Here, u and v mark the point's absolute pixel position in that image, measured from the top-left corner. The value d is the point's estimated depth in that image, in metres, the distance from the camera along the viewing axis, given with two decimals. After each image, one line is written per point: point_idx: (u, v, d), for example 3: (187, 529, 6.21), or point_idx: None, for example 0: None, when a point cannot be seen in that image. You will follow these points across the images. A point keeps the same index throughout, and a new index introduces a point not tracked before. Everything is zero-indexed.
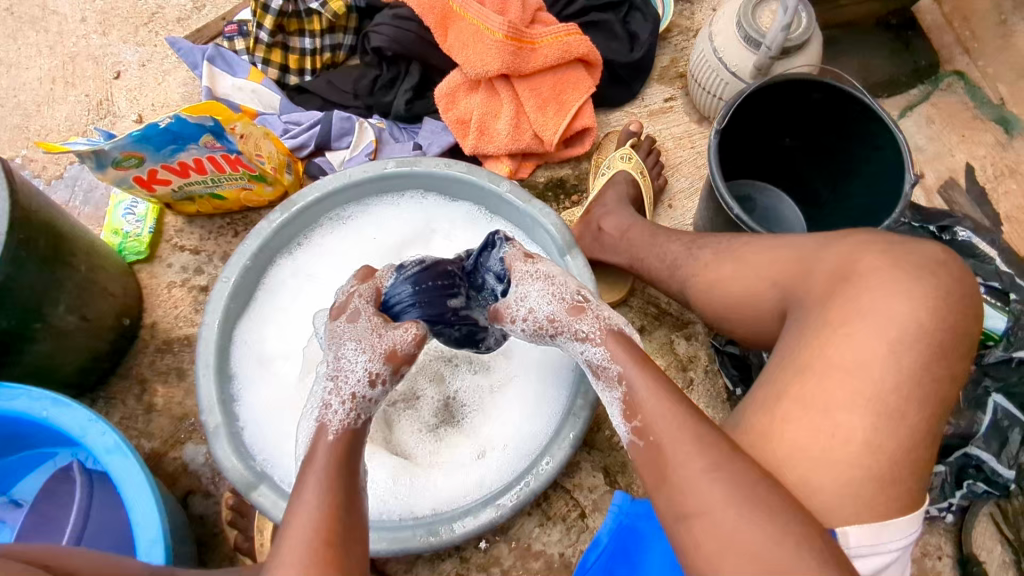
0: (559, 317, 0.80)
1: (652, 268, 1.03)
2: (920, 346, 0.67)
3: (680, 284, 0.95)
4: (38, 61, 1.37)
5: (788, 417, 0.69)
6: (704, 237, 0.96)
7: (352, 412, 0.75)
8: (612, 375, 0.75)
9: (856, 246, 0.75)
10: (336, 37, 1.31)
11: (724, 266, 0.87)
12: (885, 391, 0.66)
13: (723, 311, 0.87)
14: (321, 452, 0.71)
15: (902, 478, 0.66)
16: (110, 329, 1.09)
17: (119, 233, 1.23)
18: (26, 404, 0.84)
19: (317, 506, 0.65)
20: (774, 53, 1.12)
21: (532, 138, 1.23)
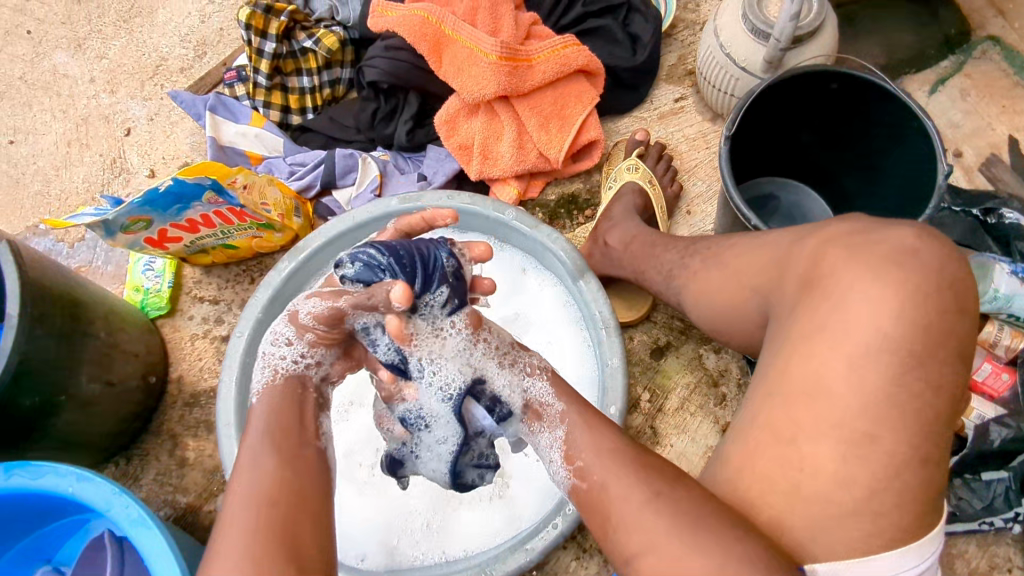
0: (514, 350, 0.83)
1: (653, 282, 0.97)
2: (885, 359, 0.61)
3: (676, 296, 0.90)
4: (53, 125, 1.40)
5: (761, 449, 0.64)
6: (697, 243, 0.91)
7: (274, 376, 0.77)
8: (553, 413, 0.76)
9: (823, 242, 0.68)
10: (333, 72, 1.30)
11: (717, 275, 0.82)
12: (850, 417, 0.60)
13: (713, 321, 0.82)
14: (255, 416, 0.72)
15: (885, 510, 0.60)
16: (137, 388, 1.10)
17: (140, 290, 1.25)
18: (53, 480, 0.86)
19: (252, 468, 0.66)
20: (785, 45, 1.05)
21: (537, 157, 1.20)
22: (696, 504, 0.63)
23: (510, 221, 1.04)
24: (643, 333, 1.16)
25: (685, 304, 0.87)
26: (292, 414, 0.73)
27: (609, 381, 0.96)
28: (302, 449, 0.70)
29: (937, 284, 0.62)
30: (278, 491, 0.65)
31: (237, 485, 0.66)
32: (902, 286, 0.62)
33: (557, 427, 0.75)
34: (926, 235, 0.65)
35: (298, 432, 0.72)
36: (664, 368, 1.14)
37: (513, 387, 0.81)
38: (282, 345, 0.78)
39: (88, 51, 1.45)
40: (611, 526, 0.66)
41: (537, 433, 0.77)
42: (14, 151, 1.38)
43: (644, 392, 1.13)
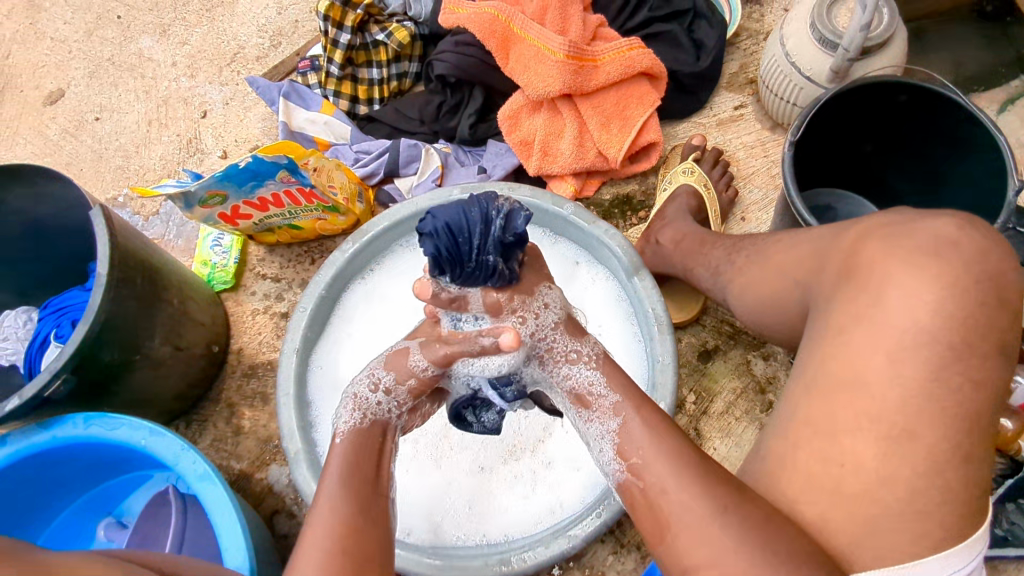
0: (554, 336, 0.83)
1: (701, 279, 0.98)
2: (923, 352, 0.61)
3: (721, 293, 0.91)
4: (136, 105, 1.48)
5: (806, 442, 0.64)
6: (745, 241, 0.92)
7: (362, 418, 0.80)
8: (607, 405, 0.77)
9: (860, 236, 0.69)
10: (401, 65, 1.35)
11: (757, 270, 0.83)
12: (887, 411, 0.61)
13: (759, 318, 0.83)
14: (336, 454, 0.76)
15: (926, 508, 0.59)
16: (201, 355, 1.16)
17: (207, 264, 1.31)
18: (127, 432, 0.92)
19: (332, 498, 0.70)
20: (853, 55, 1.05)
21: (596, 156, 1.22)
22: (735, 497, 0.63)
23: (569, 216, 1.07)
24: (691, 335, 1.18)
25: (730, 300, 0.88)
26: (371, 461, 0.76)
27: (659, 376, 0.96)
28: (374, 499, 0.72)
29: (978, 277, 0.62)
30: (352, 545, 0.67)
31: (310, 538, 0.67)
32: (957, 285, 0.62)
33: (614, 415, 0.75)
34: (969, 228, 0.65)
35: (375, 484, 0.74)
36: (711, 371, 1.15)
37: (560, 376, 0.82)
38: (372, 389, 0.82)
39: (172, 37, 1.53)
40: (661, 517, 0.66)
41: (587, 422, 0.78)
42: (99, 127, 1.47)
43: (690, 393, 1.14)
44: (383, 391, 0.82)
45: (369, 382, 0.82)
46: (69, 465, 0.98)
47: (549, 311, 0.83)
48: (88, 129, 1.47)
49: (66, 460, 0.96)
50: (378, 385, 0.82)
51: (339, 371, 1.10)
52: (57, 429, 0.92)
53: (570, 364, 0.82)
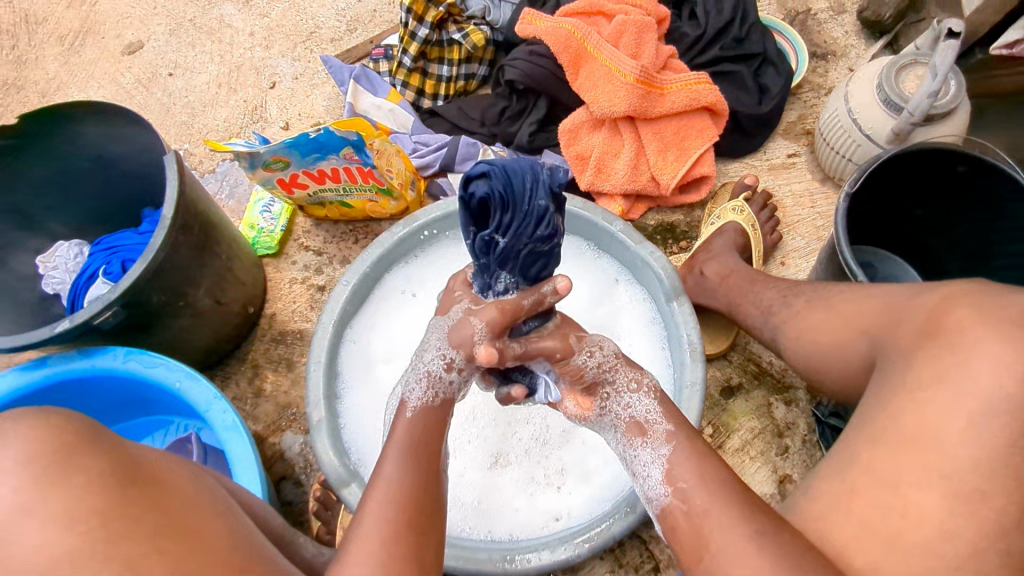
0: (615, 365, 0.85)
1: (747, 314, 1.03)
2: (1005, 419, 0.60)
3: (771, 332, 0.97)
4: (208, 66, 1.53)
5: (863, 491, 0.65)
6: (801, 285, 0.97)
7: (432, 398, 0.81)
8: (659, 433, 0.77)
9: (946, 298, 0.70)
10: (471, 66, 1.39)
11: (816, 314, 0.89)
12: (958, 470, 0.61)
13: (815, 357, 0.87)
14: (403, 427, 0.78)
15: (987, 570, 0.58)
16: (237, 315, 1.18)
17: (255, 228, 1.34)
18: (164, 373, 0.94)
19: (399, 466, 0.72)
20: (917, 120, 1.08)
21: (649, 180, 1.24)
22: (789, 532, 0.64)
23: (616, 233, 1.09)
24: (717, 369, 1.19)
25: (784, 340, 0.93)
26: (431, 438, 0.78)
27: (685, 402, 0.96)
28: (434, 475, 0.73)
29: None
30: (412, 514, 0.68)
31: (376, 500, 0.68)
32: None
33: (660, 441, 0.76)
34: None
35: (436, 454, 0.76)
36: (731, 408, 1.16)
37: (615, 403, 0.83)
38: (445, 368, 0.83)
39: (254, 8, 1.58)
40: (712, 541, 0.66)
41: (638, 449, 0.78)
42: (171, 82, 1.51)
43: (708, 427, 1.15)
44: (455, 369, 0.83)
45: (442, 362, 0.83)
46: (101, 395, 1.00)
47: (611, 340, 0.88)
48: (160, 83, 1.51)
49: (100, 390, 0.99)
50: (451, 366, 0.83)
51: (370, 349, 1.11)
52: (97, 359, 0.95)
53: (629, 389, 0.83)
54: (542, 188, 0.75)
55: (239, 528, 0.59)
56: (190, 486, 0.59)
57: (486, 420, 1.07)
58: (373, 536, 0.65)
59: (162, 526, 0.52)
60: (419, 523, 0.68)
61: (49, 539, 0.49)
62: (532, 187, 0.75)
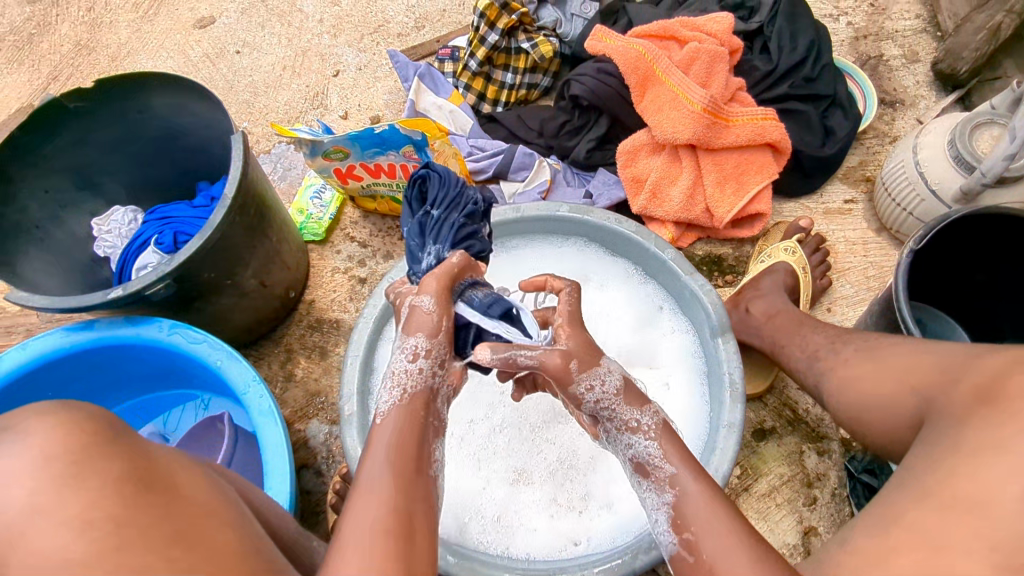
0: (614, 404, 0.77)
1: (791, 358, 1.02)
2: None
3: (815, 378, 0.95)
4: (276, 48, 1.54)
5: (902, 548, 0.59)
6: (850, 334, 0.96)
7: (401, 395, 0.72)
8: (662, 477, 0.72)
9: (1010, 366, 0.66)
10: (535, 76, 1.38)
11: (864, 365, 0.87)
12: (1006, 540, 0.55)
13: (860, 409, 0.85)
14: (383, 428, 0.70)
15: None
16: (278, 298, 1.19)
17: (303, 213, 1.35)
18: (207, 350, 0.94)
19: (387, 470, 0.65)
20: (988, 181, 1.05)
21: (703, 211, 1.23)
22: None
23: (667, 261, 1.07)
24: (751, 409, 1.18)
25: (826, 388, 0.92)
26: (414, 440, 0.69)
27: (720, 442, 0.94)
28: (419, 482, 0.66)
29: None
30: (400, 529, 0.60)
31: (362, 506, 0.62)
32: None
33: (663, 493, 0.72)
34: None
35: (420, 456, 0.69)
36: (762, 450, 1.14)
37: (619, 444, 0.77)
38: (409, 360, 0.74)
39: None
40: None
41: (643, 491, 0.74)
42: (237, 60, 1.53)
43: (737, 467, 1.13)
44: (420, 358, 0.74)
45: (404, 356, 0.74)
46: (141, 363, 1.01)
47: (613, 374, 0.77)
48: (227, 60, 1.53)
49: (141, 358, 1.00)
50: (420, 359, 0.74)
51: None
52: (142, 328, 0.95)
53: (633, 433, 0.76)
54: (469, 187, 0.88)
55: (254, 538, 0.57)
56: (209, 497, 0.58)
57: (515, 436, 1.06)
58: (362, 548, 0.58)
59: (172, 534, 0.51)
60: (416, 538, 0.61)
61: (62, 542, 0.48)
62: (462, 183, 0.86)
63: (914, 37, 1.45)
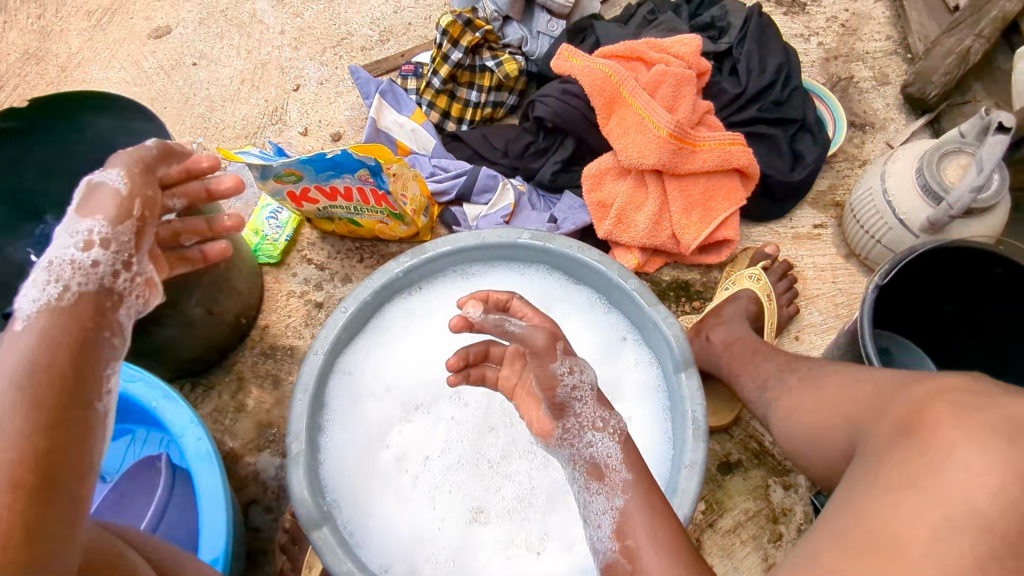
0: (586, 399, 0.81)
1: (743, 386, 0.98)
2: (974, 537, 0.52)
3: (763, 408, 0.92)
4: (234, 61, 1.49)
5: None
6: (799, 361, 0.93)
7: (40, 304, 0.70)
8: (616, 482, 0.73)
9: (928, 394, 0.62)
10: (501, 95, 1.35)
11: (805, 395, 0.84)
12: None
13: (802, 443, 0.81)
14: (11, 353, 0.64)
15: None
16: (227, 325, 1.14)
17: (258, 234, 1.29)
18: (143, 389, 0.90)
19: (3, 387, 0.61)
20: (956, 213, 1.03)
21: (669, 237, 1.20)
22: None
23: (631, 291, 1.03)
24: (716, 442, 1.15)
25: (773, 418, 0.89)
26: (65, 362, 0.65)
27: (682, 483, 0.90)
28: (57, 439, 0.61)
29: None
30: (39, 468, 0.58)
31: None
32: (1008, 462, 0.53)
33: (614, 497, 0.72)
34: None
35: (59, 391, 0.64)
36: (727, 484, 1.11)
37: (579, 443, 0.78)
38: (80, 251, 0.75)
39: (287, 7, 1.54)
40: None
41: (592, 494, 0.74)
42: (193, 72, 1.48)
43: (701, 502, 1.10)
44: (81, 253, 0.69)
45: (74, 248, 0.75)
46: None
47: (585, 374, 0.82)
48: (182, 72, 1.48)
49: None
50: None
51: (360, 381, 1.06)
52: None
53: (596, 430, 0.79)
54: None
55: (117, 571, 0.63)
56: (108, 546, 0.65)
57: (472, 473, 1.01)
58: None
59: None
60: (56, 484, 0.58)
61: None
62: None
63: (885, 58, 1.43)
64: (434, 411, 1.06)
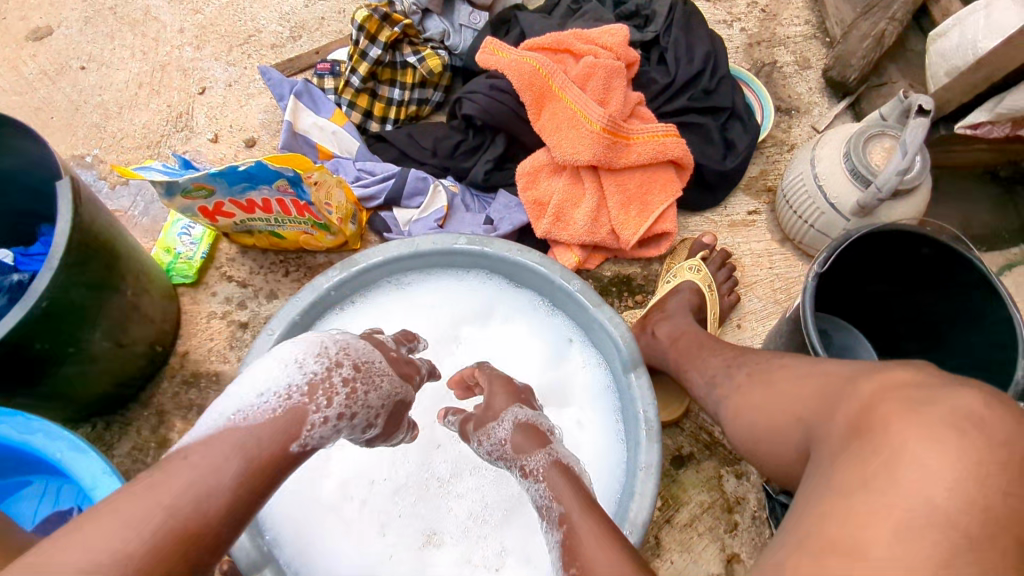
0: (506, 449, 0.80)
1: (690, 382, 0.97)
2: (934, 531, 0.50)
3: (713, 405, 0.90)
4: (129, 63, 1.36)
5: None
6: (744, 355, 0.92)
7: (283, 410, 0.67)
8: (554, 518, 0.70)
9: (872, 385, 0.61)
10: (425, 91, 1.28)
11: (754, 391, 0.82)
12: None
13: (753, 441, 0.79)
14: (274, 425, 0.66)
15: None
16: (142, 356, 1.04)
17: (170, 252, 1.19)
18: (43, 442, 0.77)
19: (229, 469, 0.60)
20: (884, 196, 1.04)
21: (608, 233, 1.18)
22: None
23: (574, 293, 1.00)
24: (668, 437, 1.14)
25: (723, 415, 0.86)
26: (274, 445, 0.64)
27: (639, 486, 0.88)
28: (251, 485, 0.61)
29: (1001, 460, 0.52)
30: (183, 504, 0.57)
31: (199, 455, 0.60)
32: (958, 453, 0.52)
33: (554, 533, 0.69)
34: (992, 403, 0.56)
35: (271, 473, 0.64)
36: (681, 478, 1.11)
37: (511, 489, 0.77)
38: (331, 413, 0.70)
39: (185, 3, 1.42)
40: None
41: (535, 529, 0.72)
42: (82, 77, 1.34)
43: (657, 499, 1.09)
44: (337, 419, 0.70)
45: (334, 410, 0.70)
46: None
47: (504, 424, 0.83)
48: (69, 77, 1.34)
49: None
50: (333, 367, 0.72)
51: None
52: None
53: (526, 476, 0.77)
54: None
55: None
56: None
57: (422, 493, 0.96)
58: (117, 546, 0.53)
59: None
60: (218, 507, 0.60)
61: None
62: None
63: (805, 42, 1.45)
64: None
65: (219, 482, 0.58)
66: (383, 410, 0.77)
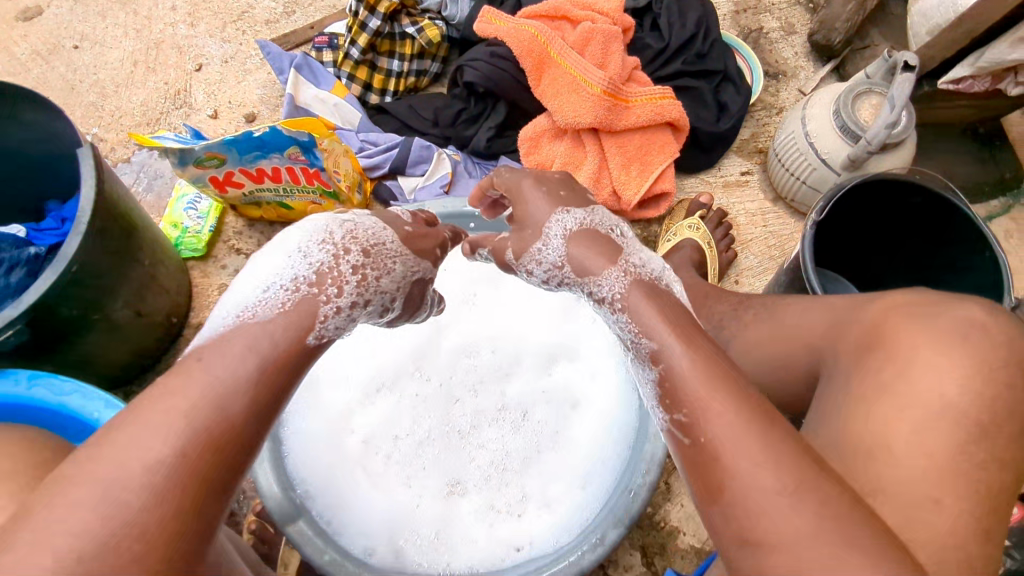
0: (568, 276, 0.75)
1: None
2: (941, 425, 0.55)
3: None
4: (122, 42, 1.36)
5: None
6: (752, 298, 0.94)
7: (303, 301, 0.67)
8: (646, 352, 0.62)
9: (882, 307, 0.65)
10: (424, 62, 1.30)
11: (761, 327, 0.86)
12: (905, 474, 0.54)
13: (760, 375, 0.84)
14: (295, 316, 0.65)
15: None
16: (160, 326, 1.05)
17: (178, 227, 1.20)
18: (79, 402, 0.79)
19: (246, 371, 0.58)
20: (873, 148, 1.09)
21: (610, 194, 1.21)
22: None
23: None
24: None
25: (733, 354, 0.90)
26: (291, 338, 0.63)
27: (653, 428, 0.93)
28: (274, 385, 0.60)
29: (1002, 359, 0.58)
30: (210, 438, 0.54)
31: (214, 356, 0.58)
32: (960, 356, 0.58)
33: (649, 370, 0.62)
34: (990, 313, 0.61)
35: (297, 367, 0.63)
36: None
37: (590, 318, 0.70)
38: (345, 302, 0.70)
39: None
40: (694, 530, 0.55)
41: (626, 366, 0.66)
42: (76, 56, 1.33)
43: None
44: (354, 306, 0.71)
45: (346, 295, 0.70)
46: None
47: (553, 247, 0.76)
48: (62, 56, 1.33)
49: None
50: (342, 255, 0.71)
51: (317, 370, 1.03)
52: None
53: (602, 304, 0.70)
54: None
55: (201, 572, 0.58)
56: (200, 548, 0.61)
57: (444, 445, 1.00)
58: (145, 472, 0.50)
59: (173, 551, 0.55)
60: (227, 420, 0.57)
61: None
62: None
63: (790, 8, 1.49)
64: (397, 390, 1.03)
65: (237, 381, 0.56)
66: (397, 292, 0.78)
